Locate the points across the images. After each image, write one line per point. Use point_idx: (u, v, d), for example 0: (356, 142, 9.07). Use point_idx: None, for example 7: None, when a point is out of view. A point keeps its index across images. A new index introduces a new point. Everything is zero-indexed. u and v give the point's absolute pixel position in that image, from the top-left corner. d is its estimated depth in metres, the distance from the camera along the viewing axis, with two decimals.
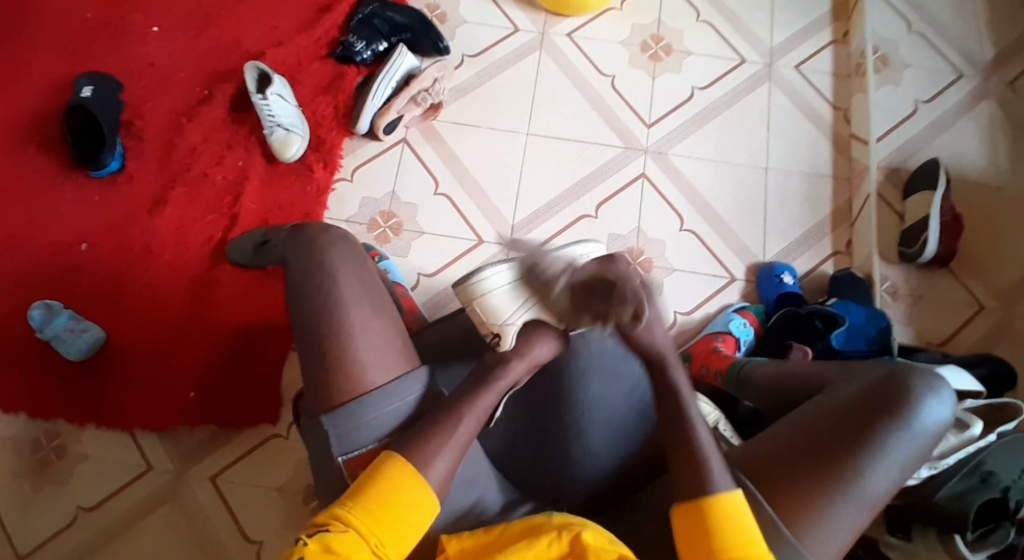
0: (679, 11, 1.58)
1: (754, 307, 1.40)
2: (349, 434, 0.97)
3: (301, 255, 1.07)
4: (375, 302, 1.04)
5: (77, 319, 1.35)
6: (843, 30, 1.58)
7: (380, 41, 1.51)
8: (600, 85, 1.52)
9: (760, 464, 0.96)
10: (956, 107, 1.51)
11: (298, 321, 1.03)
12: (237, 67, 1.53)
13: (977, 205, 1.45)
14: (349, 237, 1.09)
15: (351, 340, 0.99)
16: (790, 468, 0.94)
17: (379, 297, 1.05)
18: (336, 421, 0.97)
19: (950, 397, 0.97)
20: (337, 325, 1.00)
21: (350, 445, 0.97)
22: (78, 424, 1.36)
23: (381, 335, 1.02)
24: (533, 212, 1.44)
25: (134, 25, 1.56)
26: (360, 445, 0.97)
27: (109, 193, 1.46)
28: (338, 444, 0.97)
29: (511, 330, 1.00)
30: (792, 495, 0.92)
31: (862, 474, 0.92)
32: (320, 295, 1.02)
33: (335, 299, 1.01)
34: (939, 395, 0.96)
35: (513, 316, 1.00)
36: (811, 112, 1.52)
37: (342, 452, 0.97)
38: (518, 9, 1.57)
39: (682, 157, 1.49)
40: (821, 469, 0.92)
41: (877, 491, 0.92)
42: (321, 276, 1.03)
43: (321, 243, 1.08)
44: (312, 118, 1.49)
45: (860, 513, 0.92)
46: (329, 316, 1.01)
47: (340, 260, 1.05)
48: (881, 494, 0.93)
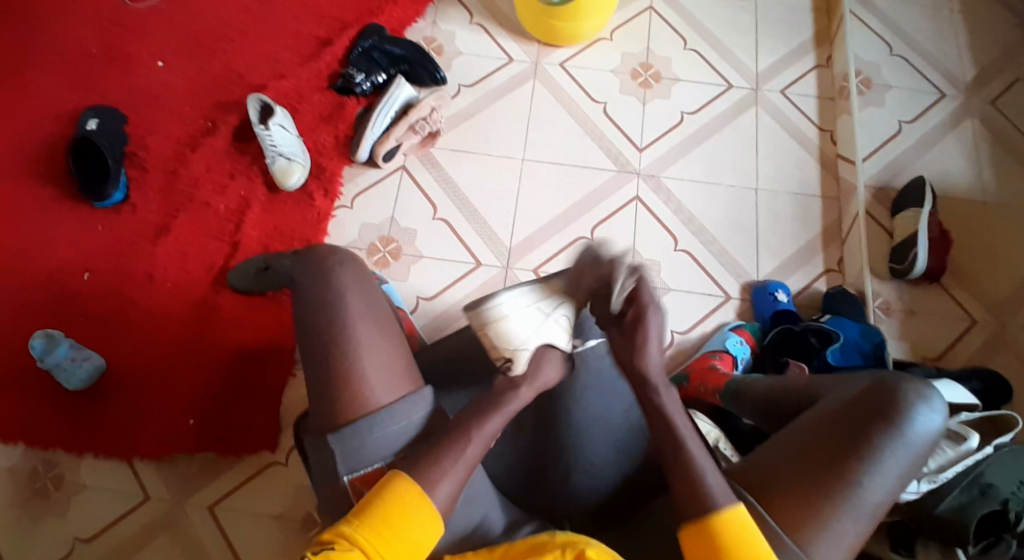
0: (667, 40, 1.64)
1: (749, 324, 1.42)
2: (357, 451, 0.98)
3: (309, 272, 1.08)
4: (381, 323, 1.06)
5: (78, 349, 1.35)
6: (826, 55, 1.64)
7: (379, 73, 1.55)
8: (593, 111, 1.57)
9: (757, 477, 0.97)
10: (940, 126, 1.56)
11: (304, 338, 1.05)
12: (239, 100, 1.57)
13: (965, 220, 1.48)
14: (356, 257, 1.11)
15: (355, 355, 1.01)
16: (787, 479, 0.95)
17: (382, 316, 1.06)
18: (343, 439, 0.97)
19: (942, 405, 0.99)
20: (342, 344, 1.02)
21: (357, 463, 0.98)
22: (76, 454, 1.37)
23: (386, 354, 1.03)
24: (530, 235, 1.47)
25: (138, 61, 1.60)
26: (367, 463, 0.98)
27: (113, 223, 1.49)
28: (346, 463, 0.98)
29: (523, 355, 1.03)
30: (793, 506, 0.93)
31: (859, 483, 0.93)
32: (325, 311, 1.04)
33: (340, 320, 1.03)
34: (931, 405, 0.98)
35: (526, 340, 1.03)
36: (798, 134, 1.57)
37: (348, 471, 0.98)
38: (512, 40, 1.62)
39: (674, 179, 1.53)
40: (821, 480, 0.94)
41: (876, 499, 0.94)
42: (325, 293, 1.06)
43: (327, 263, 1.09)
44: (313, 148, 1.53)
45: (859, 523, 0.93)
46: (333, 337, 1.02)
47: (345, 279, 1.07)
48: (880, 503, 0.94)
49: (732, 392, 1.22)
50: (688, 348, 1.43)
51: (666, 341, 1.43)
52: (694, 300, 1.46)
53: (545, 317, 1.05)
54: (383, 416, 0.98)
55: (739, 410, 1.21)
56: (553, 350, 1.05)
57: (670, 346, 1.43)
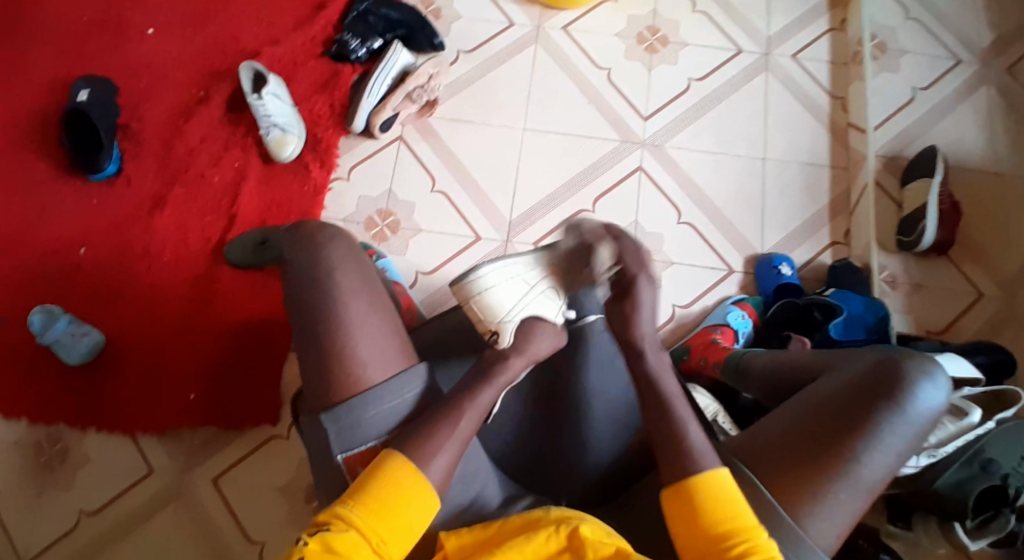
0: (675, 2, 1.57)
1: (752, 298, 1.41)
2: (351, 430, 0.98)
3: (300, 260, 1.07)
4: (374, 302, 1.05)
5: (77, 324, 1.36)
6: (840, 17, 1.57)
7: (376, 39, 1.50)
8: (596, 78, 1.52)
9: (756, 452, 0.97)
10: (955, 93, 1.50)
11: (297, 324, 1.03)
12: (233, 67, 1.53)
13: (977, 191, 1.45)
14: (346, 235, 1.10)
15: (351, 338, 1.00)
16: (785, 454, 0.95)
17: (376, 299, 1.05)
18: (337, 417, 0.98)
19: (946, 382, 0.98)
20: (336, 328, 1.00)
21: (349, 441, 0.98)
22: (79, 428, 1.38)
23: (378, 336, 1.02)
24: (531, 208, 1.44)
25: (129, 26, 1.55)
26: (360, 441, 0.98)
27: (108, 195, 1.47)
28: (338, 440, 0.98)
29: (509, 326, 1.03)
30: (790, 481, 0.93)
31: (859, 459, 0.93)
32: (318, 299, 1.03)
33: (334, 303, 1.02)
34: (935, 380, 0.97)
35: (510, 312, 1.03)
36: (808, 100, 1.52)
37: (342, 449, 0.98)
38: (513, 2, 1.57)
39: (679, 149, 1.49)
40: (819, 455, 0.94)
41: (874, 475, 0.93)
42: (317, 279, 1.04)
43: (318, 245, 1.08)
44: (309, 117, 1.49)
45: (857, 498, 0.93)
46: (327, 320, 1.01)
47: (335, 258, 1.06)
48: (879, 479, 0.93)
49: (734, 369, 1.22)
50: (691, 322, 1.41)
51: (667, 316, 1.41)
52: (696, 273, 1.44)
53: (531, 288, 1.05)
54: (377, 392, 0.98)
55: (740, 388, 1.21)
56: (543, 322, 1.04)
57: (672, 321, 1.42)
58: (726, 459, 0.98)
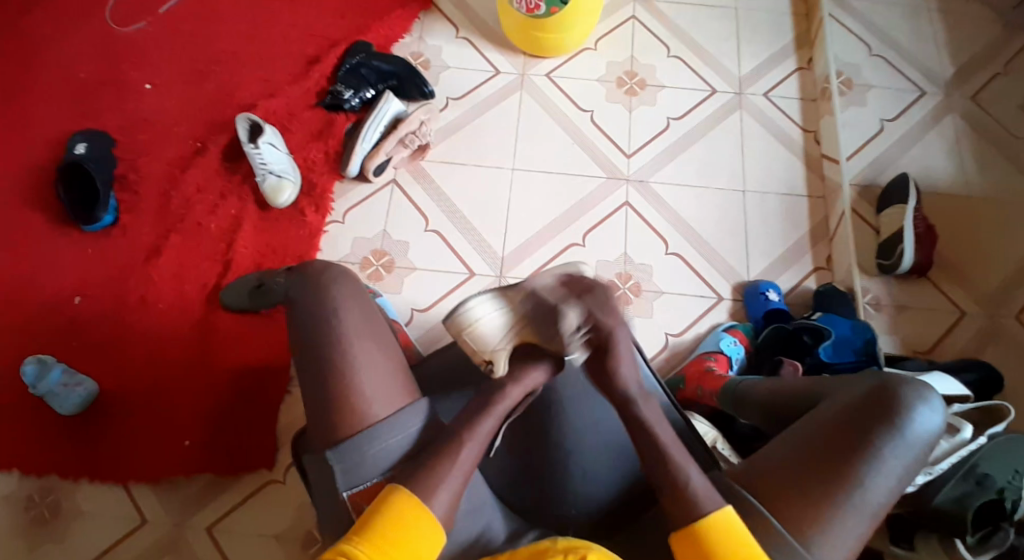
0: (651, 48, 1.65)
1: (742, 324, 1.44)
2: (356, 466, 0.98)
3: (307, 293, 1.09)
4: (377, 336, 1.06)
5: (70, 374, 1.35)
6: (807, 58, 1.66)
7: (367, 89, 1.56)
8: (580, 120, 1.58)
9: (763, 477, 0.97)
10: (922, 123, 1.58)
11: (303, 356, 1.04)
12: (229, 119, 1.58)
13: (950, 214, 1.51)
14: (351, 273, 1.11)
15: (354, 374, 1.01)
16: (792, 477, 0.95)
17: (380, 334, 1.06)
18: (343, 455, 0.97)
19: (941, 406, 1.00)
20: (341, 361, 1.02)
21: (356, 479, 0.98)
22: (73, 479, 1.35)
23: (384, 369, 1.03)
24: (522, 244, 1.48)
25: (127, 83, 1.60)
26: (366, 479, 0.98)
27: (105, 246, 1.48)
28: (344, 479, 0.97)
29: (504, 355, 1.03)
30: (796, 507, 0.93)
31: (861, 483, 0.93)
32: (325, 332, 1.04)
33: (339, 338, 1.04)
34: (932, 404, 0.99)
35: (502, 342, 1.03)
36: (783, 136, 1.59)
37: (348, 486, 0.97)
38: (497, 52, 1.64)
39: (663, 184, 1.54)
40: (823, 482, 0.94)
41: (878, 498, 0.94)
42: (324, 313, 1.06)
43: (324, 279, 1.10)
44: (303, 164, 1.53)
45: (863, 523, 0.93)
46: (331, 353, 1.03)
47: (340, 295, 1.07)
48: (882, 503, 0.94)
49: (731, 398, 1.23)
50: (683, 351, 1.44)
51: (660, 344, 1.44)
52: (687, 302, 1.47)
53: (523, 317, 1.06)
54: (381, 429, 0.98)
55: (737, 415, 1.22)
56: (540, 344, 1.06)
57: (665, 349, 1.44)
58: (733, 484, 0.98)
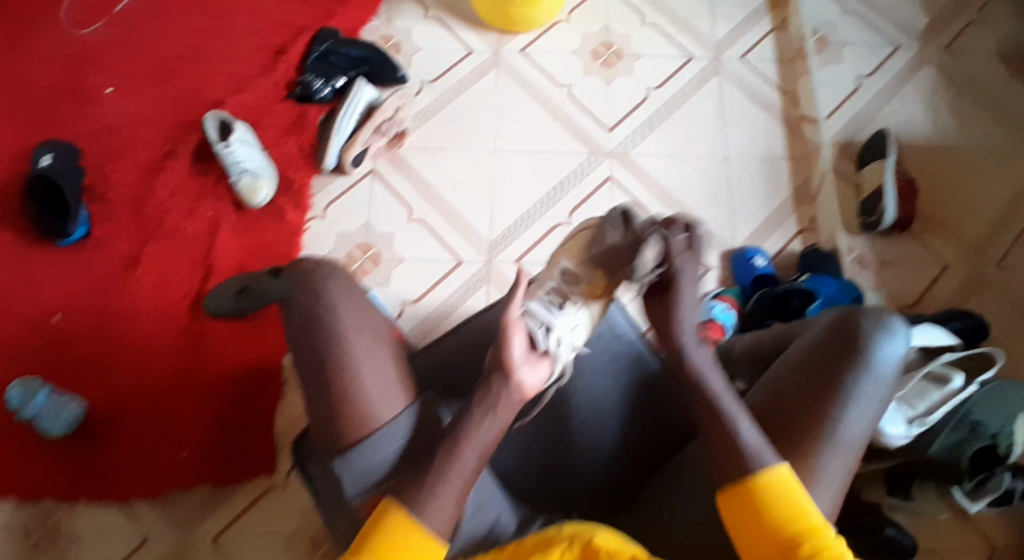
0: (624, 16, 1.62)
1: (730, 290, 1.44)
2: (363, 473, 0.95)
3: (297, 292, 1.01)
4: (374, 330, 1.01)
5: (57, 395, 1.33)
6: (781, 17, 1.64)
7: (339, 77, 1.51)
8: (558, 96, 1.55)
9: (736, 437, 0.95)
10: (899, 76, 1.58)
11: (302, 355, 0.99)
12: (198, 118, 1.52)
13: (930, 167, 1.52)
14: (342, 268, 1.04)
15: (355, 377, 0.96)
16: (759, 435, 0.93)
17: (377, 330, 1.01)
18: (349, 463, 0.95)
19: (907, 329, 0.94)
20: (341, 361, 0.97)
21: (364, 485, 0.95)
22: (70, 501, 1.33)
23: (383, 368, 0.99)
24: (508, 227, 1.47)
25: (87, 87, 1.54)
26: (370, 486, 0.95)
27: (81, 260, 1.44)
28: (353, 485, 0.95)
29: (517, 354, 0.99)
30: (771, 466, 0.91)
31: (833, 426, 0.90)
32: (322, 333, 0.99)
33: (336, 335, 0.98)
34: (893, 331, 0.93)
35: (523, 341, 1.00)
36: (761, 99, 1.58)
37: (358, 492, 0.95)
38: (469, 30, 1.60)
39: (646, 156, 1.53)
40: (793, 431, 0.91)
41: (853, 435, 0.90)
42: (318, 312, 0.99)
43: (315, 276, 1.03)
44: (279, 160, 1.49)
45: (842, 465, 0.90)
46: (330, 352, 0.98)
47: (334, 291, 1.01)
48: (858, 439, 0.90)
49: (718, 363, 1.22)
50: None
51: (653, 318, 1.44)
52: None
53: None
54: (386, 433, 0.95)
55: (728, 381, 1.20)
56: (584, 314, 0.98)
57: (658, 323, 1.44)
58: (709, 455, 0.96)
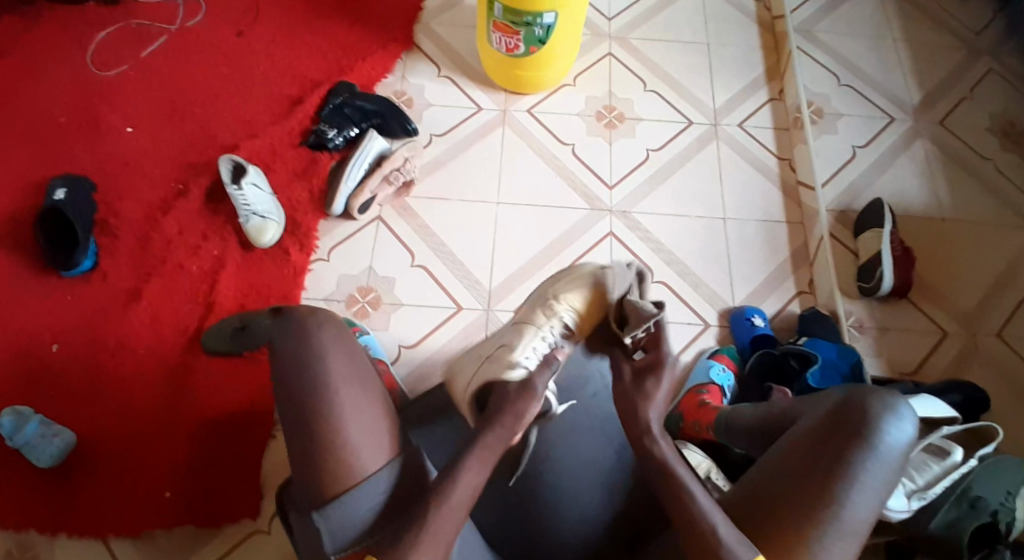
0: (628, 83, 1.69)
1: (726, 349, 1.45)
2: (343, 528, 0.97)
3: (289, 334, 1.05)
4: (362, 380, 1.04)
5: (47, 425, 1.31)
6: (778, 89, 1.71)
7: (351, 128, 1.57)
8: (562, 153, 1.60)
9: (746, 507, 0.98)
10: (892, 148, 1.63)
11: (289, 396, 1.02)
12: (212, 160, 1.57)
13: (925, 236, 1.55)
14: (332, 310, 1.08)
15: (339, 423, 0.99)
16: (769, 504, 0.96)
17: (365, 379, 1.05)
18: (328, 516, 0.96)
19: (912, 415, 1.00)
20: (326, 410, 1.00)
21: (342, 540, 0.97)
22: (49, 533, 1.30)
23: (370, 416, 1.02)
24: (509, 277, 1.48)
25: (107, 127, 1.59)
26: (350, 540, 0.97)
27: (84, 291, 1.45)
28: (331, 542, 0.96)
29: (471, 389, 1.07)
30: (777, 539, 0.94)
31: (841, 505, 0.94)
32: (309, 374, 1.02)
33: (323, 386, 1.01)
34: (901, 415, 0.99)
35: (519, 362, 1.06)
36: (759, 164, 1.63)
37: (335, 548, 0.96)
38: (479, 89, 1.67)
39: (646, 213, 1.56)
40: (802, 507, 0.94)
41: (858, 519, 0.94)
42: (308, 354, 1.03)
43: (306, 319, 1.07)
44: (288, 204, 1.53)
45: (849, 544, 0.93)
46: (317, 399, 1.01)
47: (323, 335, 1.05)
48: (864, 521, 0.94)
49: (722, 425, 1.23)
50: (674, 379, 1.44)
51: None
52: (674, 329, 1.48)
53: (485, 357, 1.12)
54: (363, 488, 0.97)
55: (730, 443, 1.21)
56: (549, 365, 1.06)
57: None
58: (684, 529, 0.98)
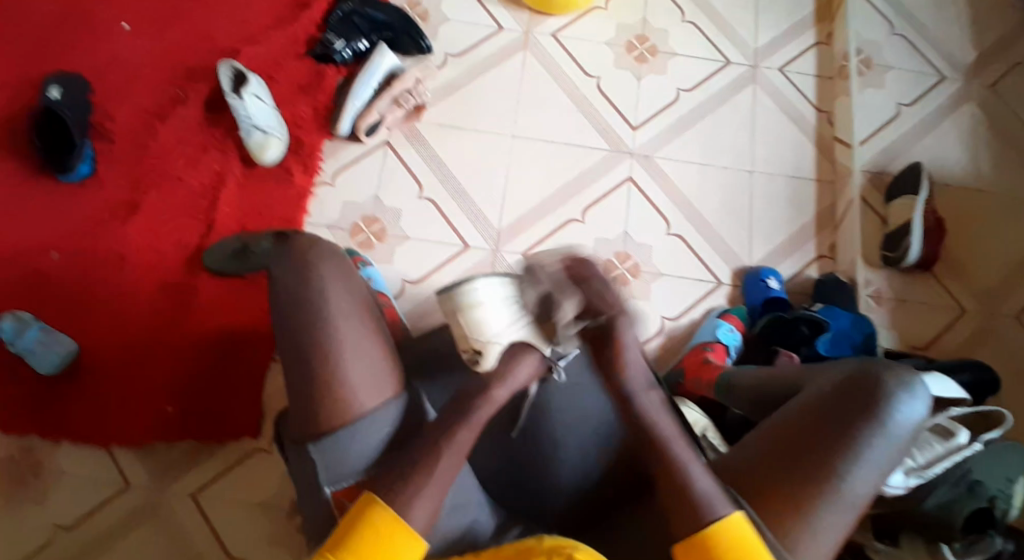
0: (664, 12, 1.57)
1: (736, 308, 1.41)
2: (337, 463, 0.95)
3: (292, 270, 1.03)
4: (364, 318, 1.02)
5: (48, 332, 1.30)
6: (827, 32, 1.59)
7: (360, 40, 1.47)
8: (586, 86, 1.50)
9: (742, 465, 0.97)
10: (939, 109, 1.53)
11: (290, 334, 1.00)
12: (214, 66, 1.48)
13: (957, 208, 1.47)
14: (336, 250, 1.06)
15: (339, 361, 0.97)
16: (769, 466, 0.95)
17: (366, 319, 1.03)
18: (324, 449, 0.95)
19: (926, 394, 0.98)
20: (328, 351, 0.97)
21: (337, 474, 0.95)
22: (53, 440, 1.32)
23: (369, 352, 0.99)
24: (520, 216, 1.43)
25: (103, 20, 1.49)
26: (346, 475, 0.96)
27: (80, 198, 1.40)
28: (326, 474, 0.95)
29: (494, 349, 0.92)
30: (773, 498, 0.93)
31: (842, 474, 0.92)
32: (313, 313, 1.00)
33: (326, 326, 0.99)
34: (915, 393, 0.97)
35: (497, 333, 0.92)
36: (795, 114, 1.53)
37: (331, 482, 0.95)
38: (502, 7, 1.54)
39: (668, 159, 1.48)
40: (803, 472, 0.93)
41: (858, 491, 0.93)
42: (311, 290, 1.01)
43: (309, 255, 1.05)
44: (291, 120, 1.45)
45: (845, 513, 0.93)
46: (319, 340, 0.99)
47: (326, 274, 1.03)
48: (865, 494, 0.93)
49: (725, 388, 1.20)
50: (679, 336, 1.40)
51: (655, 328, 1.40)
52: (685, 284, 1.43)
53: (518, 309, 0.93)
54: (363, 425, 0.95)
55: (730, 405, 1.19)
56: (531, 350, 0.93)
57: (660, 334, 1.41)
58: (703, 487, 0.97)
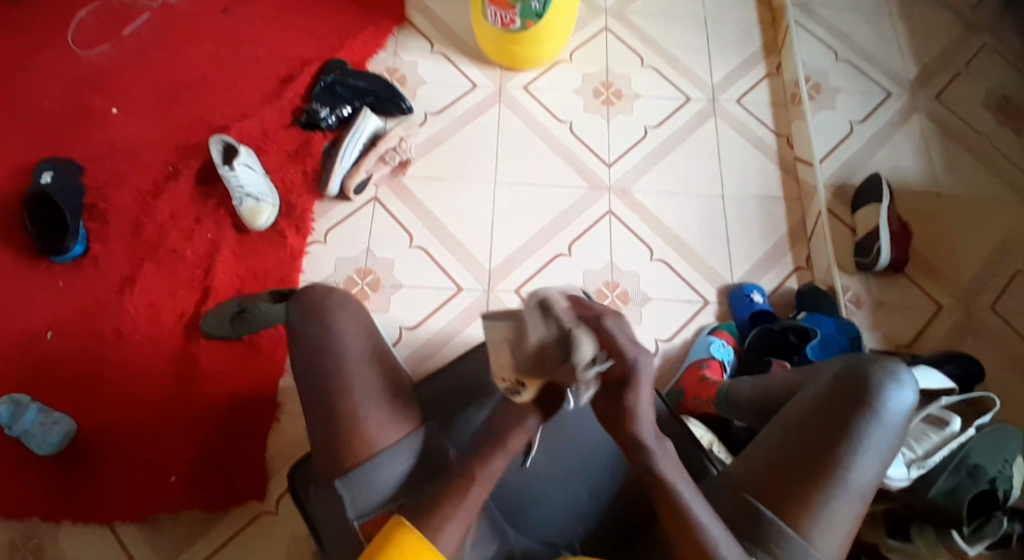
0: (625, 59, 1.68)
1: (726, 325, 1.44)
2: (366, 494, 0.96)
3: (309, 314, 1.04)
4: (384, 358, 1.04)
5: (46, 413, 1.29)
6: (776, 64, 1.70)
7: (344, 107, 1.54)
8: (559, 130, 1.59)
9: (753, 476, 0.98)
10: (889, 124, 1.63)
11: (309, 377, 1.01)
12: (203, 141, 1.54)
13: (920, 212, 1.55)
14: (348, 294, 1.07)
15: (362, 400, 0.98)
16: (775, 470, 0.96)
17: (384, 353, 1.04)
18: (352, 484, 0.96)
19: (912, 382, 1.00)
20: (349, 382, 0.99)
21: (365, 506, 0.96)
22: (53, 523, 1.29)
23: (386, 390, 1.01)
24: (509, 257, 1.47)
25: (92, 108, 1.55)
26: (374, 505, 0.96)
27: (76, 277, 1.43)
28: (355, 507, 0.96)
29: (533, 385, 0.95)
30: (785, 498, 0.94)
31: (846, 468, 0.94)
32: (334, 354, 1.01)
33: (348, 359, 1.01)
34: (901, 381, 0.99)
35: (541, 369, 0.96)
36: (757, 141, 1.62)
37: (359, 515, 0.96)
38: (474, 66, 1.64)
39: (644, 192, 1.55)
40: (808, 471, 0.95)
41: (863, 482, 0.95)
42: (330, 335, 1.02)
43: (323, 299, 1.05)
44: (282, 185, 1.50)
45: (853, 507, 0.94)
46: (338, 373, 1.00)
47: (344, 318, 1.04)
48: (869, 485, 0.95)
49: (725, 400, 1.22)
50: (674, 357, 1.44)
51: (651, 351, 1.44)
52: (675, 307, 1.47)
53: None
54: (389, 455, 0.96)
55: (733, 416, 1.20)
56: (561, 385, 0.98)
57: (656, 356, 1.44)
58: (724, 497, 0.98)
